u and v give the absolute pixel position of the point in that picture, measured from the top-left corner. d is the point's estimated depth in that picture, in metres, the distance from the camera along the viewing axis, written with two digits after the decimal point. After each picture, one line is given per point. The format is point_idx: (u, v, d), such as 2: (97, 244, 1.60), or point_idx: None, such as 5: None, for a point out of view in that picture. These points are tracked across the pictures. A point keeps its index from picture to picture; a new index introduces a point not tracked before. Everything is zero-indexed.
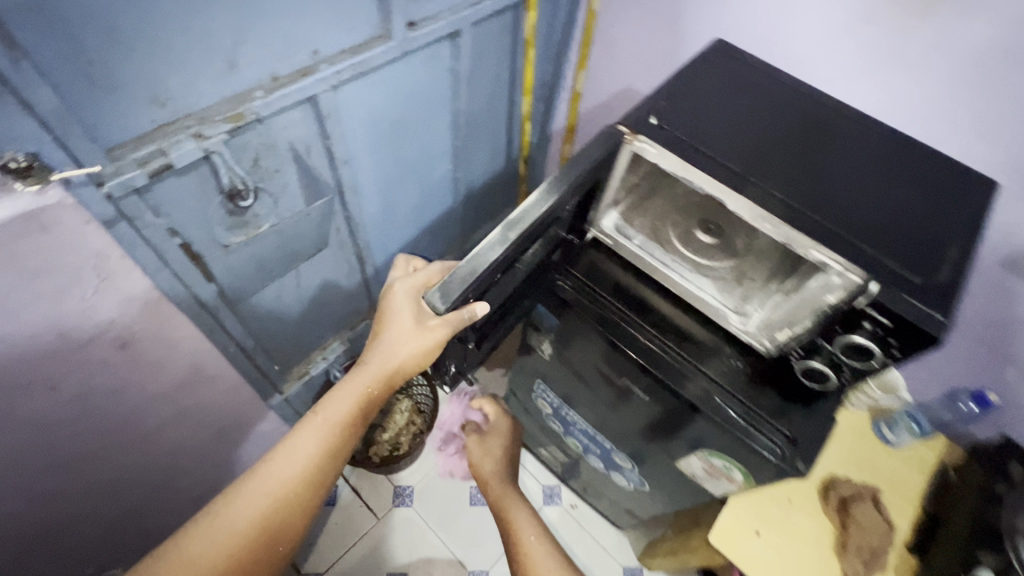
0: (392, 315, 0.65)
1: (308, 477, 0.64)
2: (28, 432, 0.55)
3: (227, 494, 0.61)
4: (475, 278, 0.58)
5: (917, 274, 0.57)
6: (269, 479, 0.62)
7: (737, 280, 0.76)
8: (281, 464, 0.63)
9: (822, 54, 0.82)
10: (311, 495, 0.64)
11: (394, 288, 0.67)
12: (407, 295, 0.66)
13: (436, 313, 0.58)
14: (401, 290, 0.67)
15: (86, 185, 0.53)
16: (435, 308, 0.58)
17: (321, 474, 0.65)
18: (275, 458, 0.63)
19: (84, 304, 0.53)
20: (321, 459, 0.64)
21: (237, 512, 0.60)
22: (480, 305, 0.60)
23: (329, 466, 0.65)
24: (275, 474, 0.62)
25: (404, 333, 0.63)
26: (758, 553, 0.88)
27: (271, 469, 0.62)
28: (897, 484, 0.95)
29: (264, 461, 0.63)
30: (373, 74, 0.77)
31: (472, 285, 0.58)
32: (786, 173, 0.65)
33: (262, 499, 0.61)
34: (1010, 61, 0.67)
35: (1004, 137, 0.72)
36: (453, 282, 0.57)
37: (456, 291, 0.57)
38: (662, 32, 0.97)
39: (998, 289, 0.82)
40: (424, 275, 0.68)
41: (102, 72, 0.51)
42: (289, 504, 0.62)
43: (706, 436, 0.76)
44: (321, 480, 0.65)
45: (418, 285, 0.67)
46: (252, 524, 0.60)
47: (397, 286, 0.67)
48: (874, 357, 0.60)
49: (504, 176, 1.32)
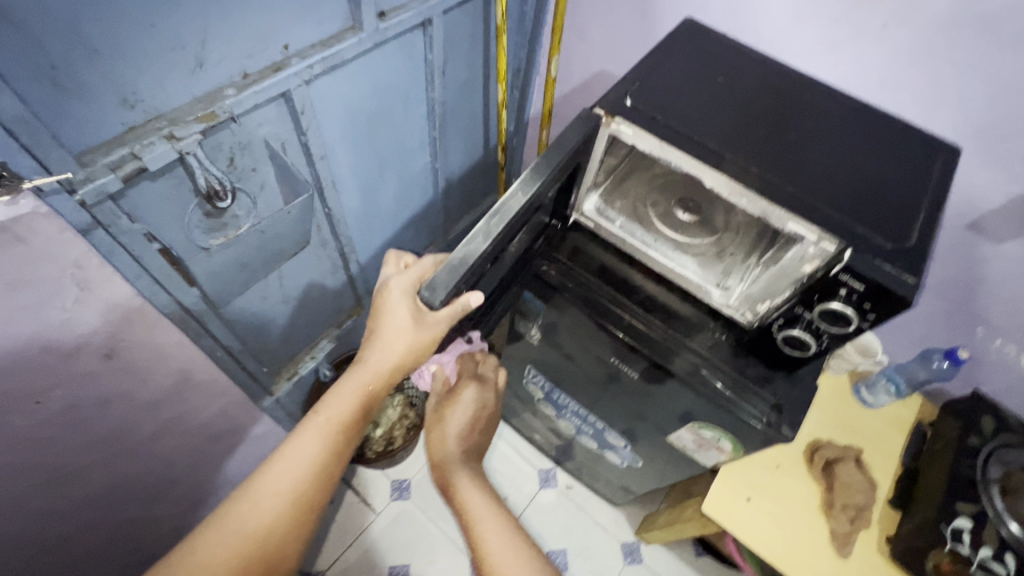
0: (388, 311, 0.64)
1: (314, 476, 0.64)
2: (17, 448, 0.55)
3: (232, 498, 0.61)
4: (468, 268, 0.57)
5: (888, 240, 0.59)
6: (274, 480, 0.62)
7: (718, 256, 0.79)
8: (285, 464, 0.63)
9: (791, 29, 0.83)
10: (319, 493, 0.64)
11: (388, 285, 0.66)
12: (404, 292, 0.64)
13: (432, 310, 0.58)
14: (397, 287, 0.65)
15: (58, 194, 0.52)
16: (430, 303, 0.57)
17: (327, 471, 0.65)
18: (278, 459, 0.63)
19: (65, 315, 0.52)
20: (327, 456, 0.65)
21: (245, 514, 0.60)
22: (474, 295, 0.60)
23: (334, 464, 0.66)
24: (280, 475, 0.62)
25: (402, 329, 0.62)
26: (750, 519, 0.91)
27: (275, 470, 0.62)
28: (876, 443, 1.00)
29: (268, 463, 0.63)
30: (346, 68, 0.77)
31: (464, 276, 0.57)
32: (760, 147, 0.67)
33: (269, 500, 0.61)
34: (968, 29, 0.70)
35: (965, 103, 0.75)
36: (448, 273, 0.57)
37: (453, 282, 0.57)
38: (633, 12, 0.97)
39: (964, 252, 0.86)
40: (418, 271, 0.67)
41: (66, 75, 0.50)
42: (297, 504, 0.62)
43: (695, 409, 0.78)
44: (327, 477, 0.65)
45: (414, 281, 0.65)
46: (262, 526, 0.60)
47: (392, 283, 0.66)
48: (851, 323, 0.62)
49: (482, 165, 1.32)
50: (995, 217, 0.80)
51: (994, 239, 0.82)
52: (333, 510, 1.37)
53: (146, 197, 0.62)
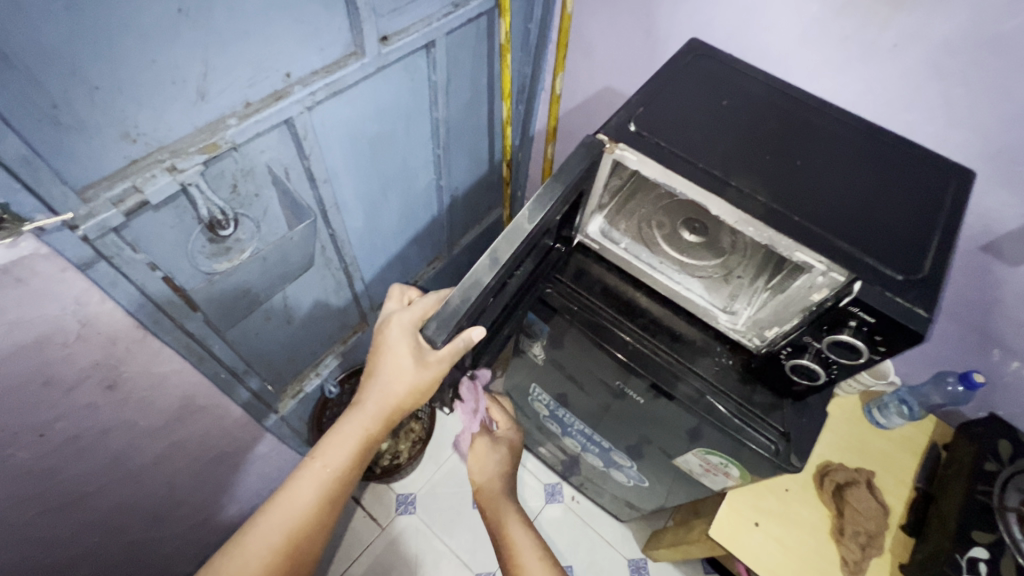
0: (388, 350, 0.64)
1: (308, 524, 0.64)
2: (21, 479, 0.55)
3: (227, 549, 0.61)
4: (470, 304, 0.56)
5: (899, 271, 0.58)
6: (270, 532, 0.62)
7: (725, 278, 0.78)
8: (280, 513, 0.63)
9: (797, 50, 0.82)
10: (311, 544, 0.64)
11: (390, 321, 0.66)
12: (403, 330, 0.64)
13: (432, 347, 0.58)
14: (397, 325, 0.65)
15: (60, 230, 0.52)
16: (433, 341, 0.57)
17: (320, 521, 0.65)
18: (275, 507, 0.63)
19: (66, 351, 0.52)
20: (320, 508, 0.65)
21: (241, 568, 0.60)
22: (475, 330, 0.59)
23: (330, 509, 0.66)
24: (276, 524, 0.62)
25: (402, 370, 0.62)
26: (758, 545, 0.90)
27: (270, 520, 0.62)
28: (889, 466, 0.98)
29: (264, 512, 0.63)
30: (349, 92, 0.77)
31: (465, 313, 0.56)
32: (767, 172, 0.66)
33: (262, 553, 0.61)
34: (982, 50, 0.68)
35: (978, 124, 0.73)
36: (449, 310, 0.57)
37: (453, 320, 0.56)
38: (637, 30, 0.96)
39: (979, 274, 0.84)
40: (420, 308, 0.67)
41: (68, 114, 0.50)
42: (290, 557, 0.62)
43: (701, 434, 0.78)
44: (320, 526, 0.65)
45: (416, 318, 0.65)
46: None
47: (393, 319, 0.66)
48: (862, 354, 0.60)
49: (487, 181, 1.31)
50: (1011, 239, 0.78)
51: (1011, 262, 0.79)
52: (338, 524, 1.37)
53: (147, 227, 0.62)
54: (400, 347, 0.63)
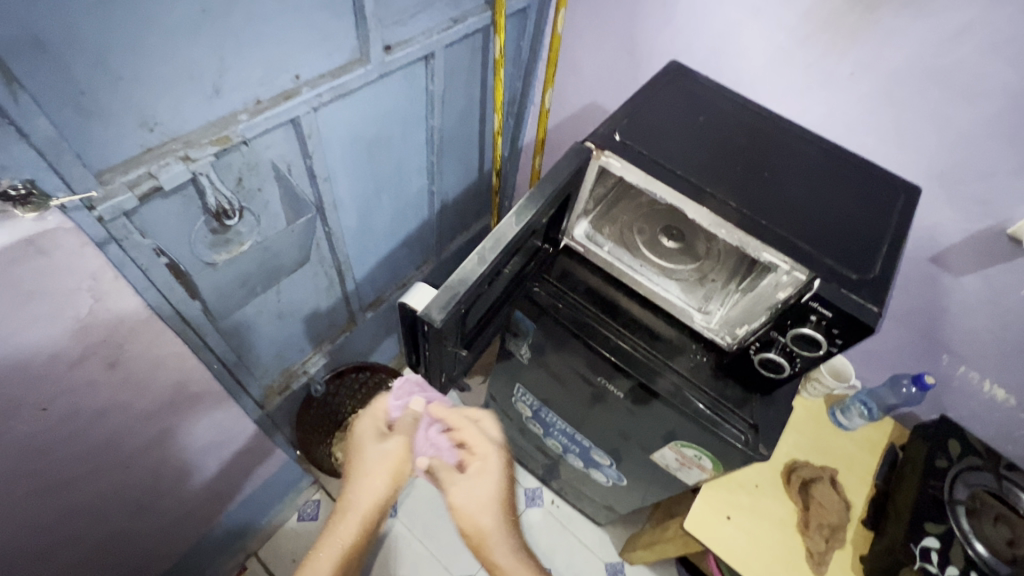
0: (383, 452, 0.76)
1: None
2: (18, 453, 0.57)
3: None
4: (468, 287, 0.62)
5: (853, 270, 0.65)
6: None
7: (700, 281, 0.84)
8: None
9: (765, 74, 0.90)
10: None
11: (360, 433, 0.80)
12: (370, 420, 0.81)
13: (432, 332, 0.60)
14: (367, 415, 0.81)
15: (79, 210, 0.55)
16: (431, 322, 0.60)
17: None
18: None
19: (78, 325, 0.54)
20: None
21: None
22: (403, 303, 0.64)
23: None
24: None
25: (387, 450, 0.76)
26: (729, 536, 0.94)
27: None
28: (851, 464, 1.04)
29: None
30: (352, 96, 0.81)
31: (463, 297, 0.61)
32: (736, 182, 0.72)
33: None
34: (926, 80, 0.76)
35: (924, 146, 0.81)
36: (452, 292, 0.61)
37: (452, 301, 0.60)
38: (622, 52, 1.04)
39: (928, 284, 0.91)
40: (370, 408, 0.82)
41: (92, 102, 0.53)
42: None
43: (677, 427, 0.82)
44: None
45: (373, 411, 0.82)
46: None
47: (363, 427, 0.80)
48: (821, 347, 0.67)
49: (476, 189, 1.36)
50: (955, 252, 0.86)
51: (955, 272, 0.87)
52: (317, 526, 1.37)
53: (156, 214, 0.65)
54: (369, 484, 0.75)
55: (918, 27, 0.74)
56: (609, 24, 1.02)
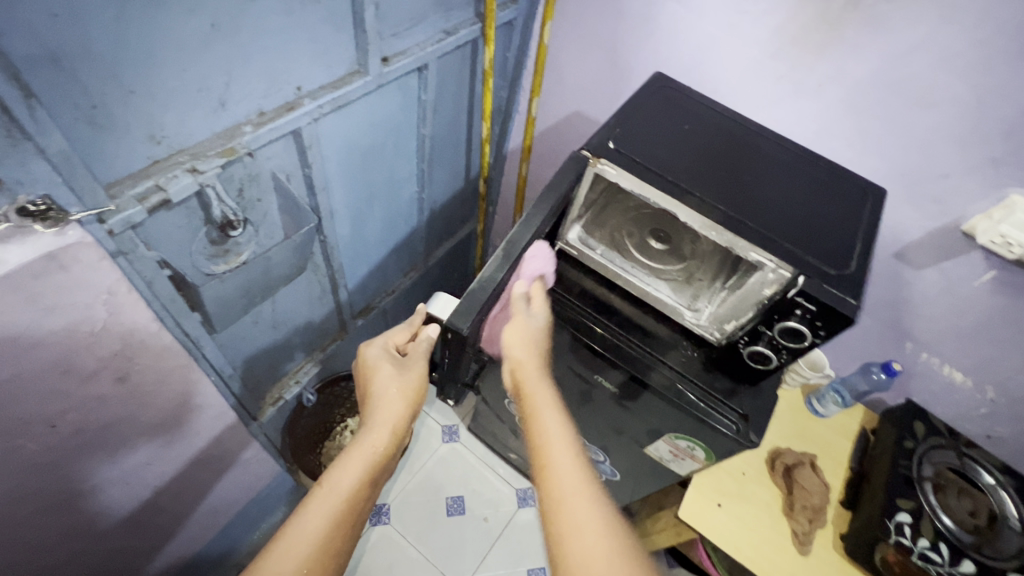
0: (402, 376, 0.75)
1: (324, 550, 0.60)
2: (26, 472, 0.56)
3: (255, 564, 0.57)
4: (489, 293, 0.65)
5: (832, 267, 0.70)
6: (293, 547, 0.59)
7: (687, 281, 0.87)
8: (299, 535, 0.60)
9: (741, 85, 0.96)
10: (342, 545, 0.62)
11: (369, 353, 0.77)
12: (383, 348, 0.77)
13: (459, 339, 0.63)
14: (378, 344, 0.77)
15: (91, 223, 0.54)
16: (459, 330, 0.62)
17: (334, 546, 0.61)
18: (290, 532, 0.60)
19: (92, 338, 0.54)
20: (335, 528, 0.62)
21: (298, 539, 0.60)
22: (430, 329, 0.77)
23: (341, 534, 0.62)
24: (295, 543, 0.59)
25: (400, 378, 0.74)
26: (721, 523, 0.99)
27: (292, 537, 0.59)
28: (829, 450, 1.10)
29: (279, 540, 0.59)
30: (350, 107, 0.82)
31: (483, 303, 0.65)
32: (721, 186, 0.77)
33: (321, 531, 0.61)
34: (888, 91, 0.83)
35: (886, 151, 0.88)
36: (472, 300, 0.65)
37: (475, 308, 0.64)
38: (605, 63, 1.08)
39: (893, 278, 0.99)
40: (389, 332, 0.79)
41: (104, 115, 0.53)
42: None
43: (671, 420, 0.87)
44: (332, 555, 0.61)
45: (388, 341, 0.78)
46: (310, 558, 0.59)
47: (370, 348, 0.77)
48: (805, 338, 0.72)
49: (463, 195, 1.38)
50: (916, 248, 0.93)
51: (916, 266, 0.95)
52: None
53: (159, 227, 0.64)
54: (391, 401, 0.72)
55: (879, 43, 0.80)
56: (594, 36, 1.06)
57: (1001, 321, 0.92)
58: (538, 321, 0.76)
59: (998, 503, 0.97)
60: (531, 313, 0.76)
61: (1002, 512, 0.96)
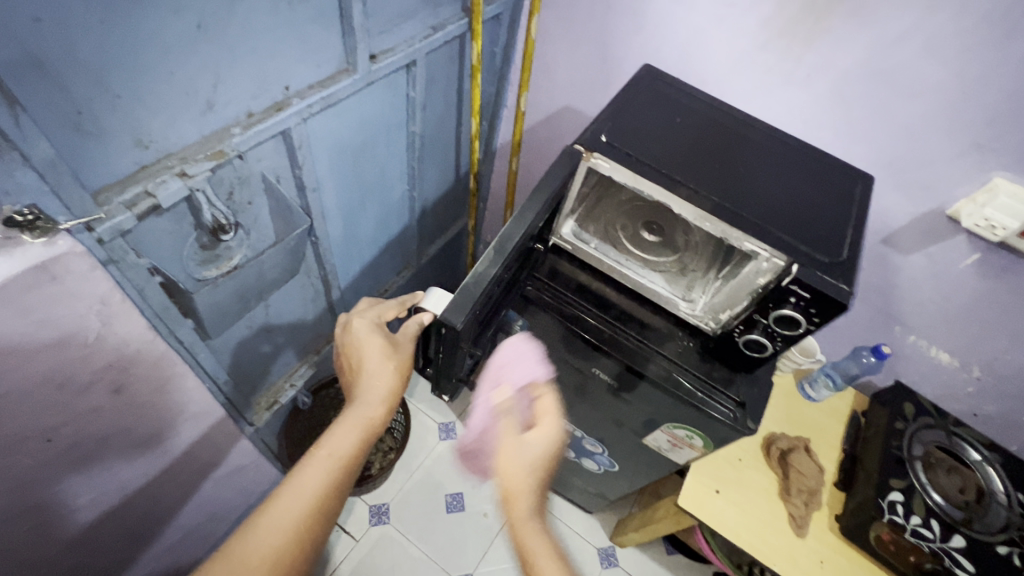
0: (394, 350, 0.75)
1: (317, 513, 0.62)
2: (21, 487, 0.55)
3: (248, 525, 0.60)
4: (483, 287, 0.66)
5: (825, 255, 0.71)
6: (285, 509, 0.61)
7: (681, 272, 0.87)
8: (293, 497, 0.62)
9: (729, 76, 0.97)
10: (333, 507, 0.65)
11: (355, 325, 0.77)
12: (371, 325, 0.77)
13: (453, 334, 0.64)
14: (361, 322, 0.77)
15: (80, 233, 0.54)
16: (452, 324, 0.63)
17: (325, 509, 0.64)
18: (283, 495, 0.62)
19: (86, 349, 0.53)
20: (326, 493, 0.63)
21: (292, 502, 0.61)
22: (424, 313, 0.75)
23: (333, 498, 0.64)
24: (289, 505, 0.61)
25: (391, 352, 0.74)
26: (720, 509, 1.00)
27: (286, 500, 0.61)
28: (823, 433, 1.12)
29: (273, 502, 0.61)
30: (339, 106, 0.81)
31: (478, 297, 0.65)
32: (713, 177, 0.78)
33: (313, 493, 0.63)
34: (873, 79, 0.84)
35: (873, 139, 0.89)
36: (465, 296, 0.65)
37: (469, 303, 0.64)
38: (593, 56, 1.08)
39: (881, 263, 1.00)
40: (379, 309, 0.79)
41: (89, 120, 0.52)
42: (300, 545, 0.60)
43: (668, 410, 0.87)
44: (322, 518, 0.63)
45: (375, 317, 0.78)
46: (302, 519, 0.61)
47: (356, 321, 0.77)
48: (800, 325, 0.73)
49: (453, 192, 1.37)
50: (903, 233, 0.95)
51: (903, 251, 0.97)
52: None
53: (148, 233, 0.63)
54: (384, 376, 0.72)
55: (864, 32, 0.81)
56: (581, 30, 1.06)
57: (985, 302, 0.94)
58: (532, 449, 0.75)
59: (985, 478, 1.00)
60: (527, 441, 0.75)
61: (989, 487, 0.99)
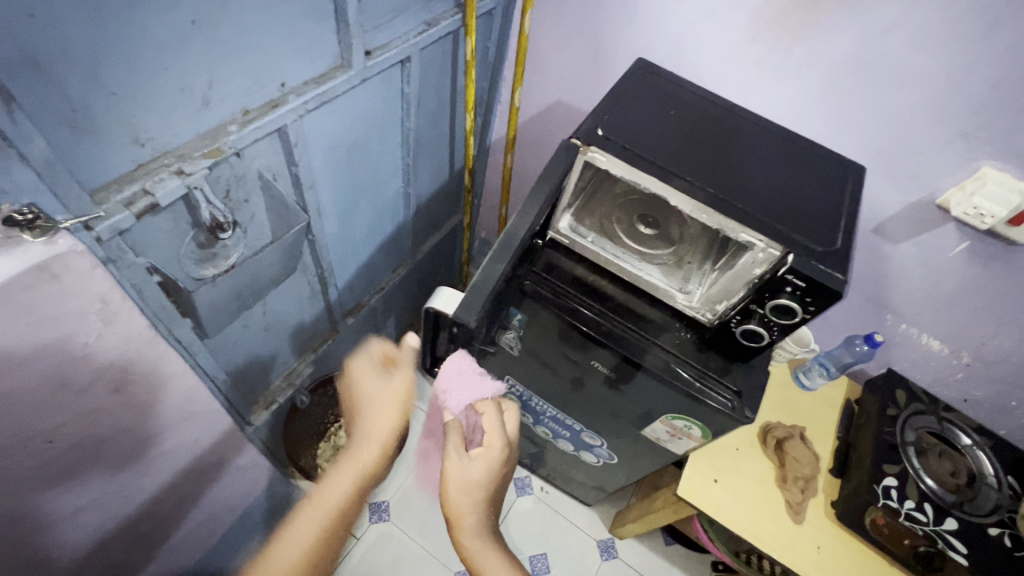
0: (388, 391, 0.79)
1: (321, 548, 0.67)
2: (22, 489, 0.55)
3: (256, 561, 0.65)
4: (491, 286, 0.69)
5: (819, 244, 0.72)
6: (290, 546, 0.66)
7: (677, 264, 0.88)
8: (297, 535, 0.67)
9: (721, 70, 0.97)
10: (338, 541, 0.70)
11: (355, 368, 0.82)
12: (366, 366, 0.82)
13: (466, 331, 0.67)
14: (360, 363, 0.82)
15: (78, 231, 0.54)
16: (465, 321, 0.67)
17: (329, 544, 0.68)
18: (289, 534, 0.67)
19: (87, 349, 0.53)
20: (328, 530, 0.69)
21: (295, 539, 0.67)
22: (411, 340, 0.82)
23: (336, 534, 0.69)
24: (294, 541, 0.67)
25: (385, 391, 0.79)
26: (718, 498, 1.02)
27: (291, 538, 0.67)
28: (817, 421, 1.13)
29: (280, 539, 0.67)
30: (334, 102, 0.81)
31: (487, 294, 0.69)
32: (708, 169, 0.78)
33: (316, 530, 0.68)
34: (863, 70, 0.85)
35: (864, 130, 0.91)
36: (475, 295, 0.68)
37: (479, 301, 0.68)
38: (586, 51, 1.08)
39: (872, 253, 1.02)
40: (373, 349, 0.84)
41: (85, 119, 0.51)
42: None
43: (666, 401, 0.89)
44: (326, 553, 0.68)
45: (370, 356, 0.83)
46: (306, 554, 0.66)
47: (355, 364, 0.82)
48: (796, 314, 0.74)
49: (448, 188, 1.37)
50: (894, 222, 0.96)
51: (894, 241, 0.98)
52: None
53: (146, 232, 0.63)
54: (379, 416, 0.77)
55: (853, 24, 0.82)
56: (574, 25, 1.06)
57: (974, 289, 0.96)
58: (473, 470, 0.73)
59: (976, 462, 1.03)
60: (467, 462, 0.73)
61: (980, 471, 1.02)
